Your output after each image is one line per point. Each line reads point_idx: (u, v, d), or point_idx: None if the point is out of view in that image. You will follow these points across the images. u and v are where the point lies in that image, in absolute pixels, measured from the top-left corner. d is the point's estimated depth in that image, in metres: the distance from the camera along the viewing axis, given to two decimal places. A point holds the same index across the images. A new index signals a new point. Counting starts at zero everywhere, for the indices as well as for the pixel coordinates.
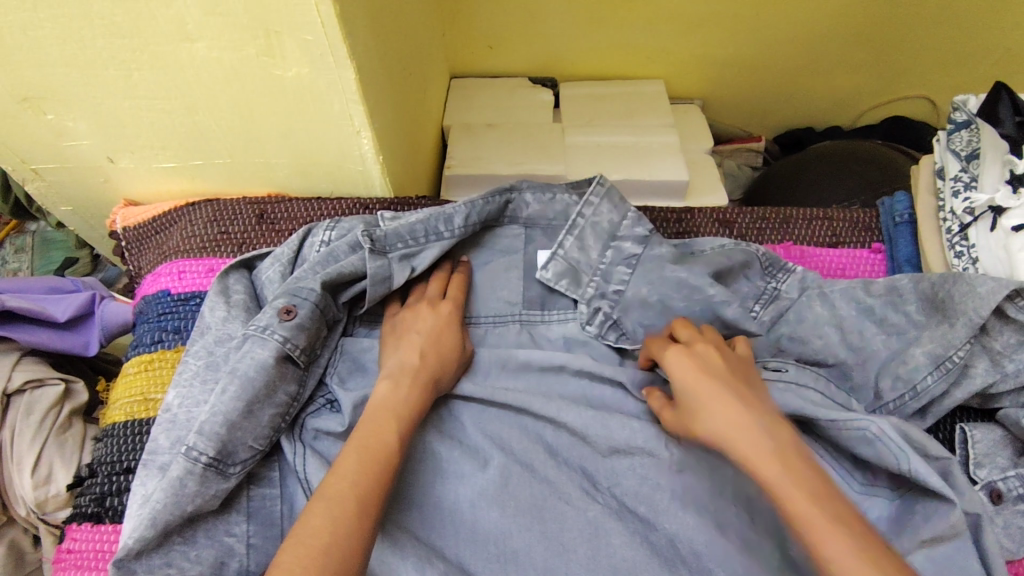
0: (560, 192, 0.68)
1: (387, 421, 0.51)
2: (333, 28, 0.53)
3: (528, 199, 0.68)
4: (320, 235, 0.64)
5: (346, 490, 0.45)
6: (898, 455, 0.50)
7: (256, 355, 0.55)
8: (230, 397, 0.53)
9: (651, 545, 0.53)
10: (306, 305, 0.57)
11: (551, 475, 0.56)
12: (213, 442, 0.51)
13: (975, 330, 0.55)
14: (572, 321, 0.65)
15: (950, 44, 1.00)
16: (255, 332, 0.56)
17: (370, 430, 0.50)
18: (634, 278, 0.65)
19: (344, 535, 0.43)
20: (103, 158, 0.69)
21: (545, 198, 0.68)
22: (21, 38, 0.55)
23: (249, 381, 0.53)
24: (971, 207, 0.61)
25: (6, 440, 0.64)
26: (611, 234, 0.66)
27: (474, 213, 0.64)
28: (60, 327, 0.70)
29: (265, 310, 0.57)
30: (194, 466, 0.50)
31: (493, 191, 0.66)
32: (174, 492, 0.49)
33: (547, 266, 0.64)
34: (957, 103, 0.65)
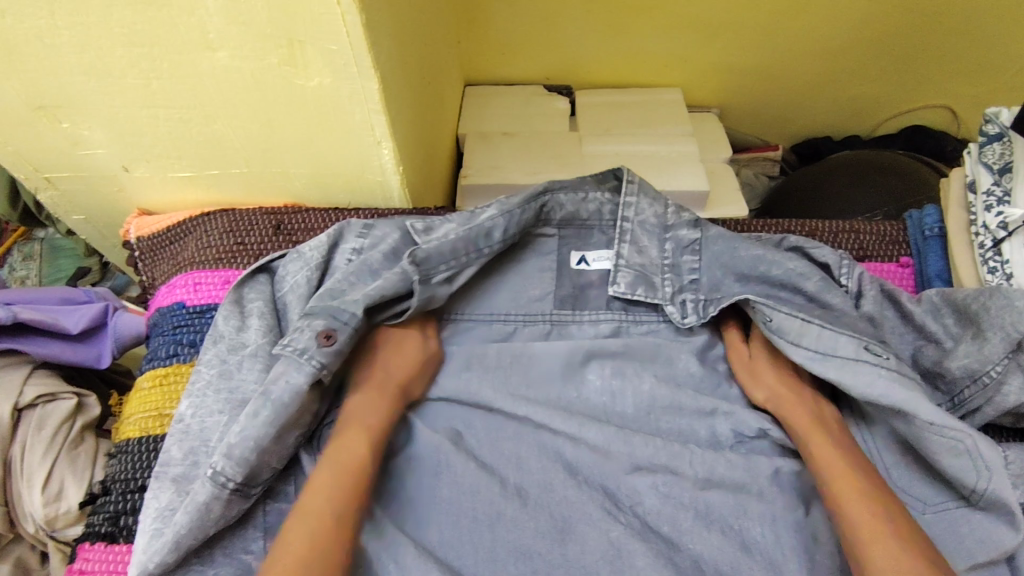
0: (592, 191, 0.67)
1: (361, 432, 0.51)
2: (358, 37, 0.51)
3: (562, 200, 0.66)
4: (350, 243, 0.63)
5: (323, 503, 0.46)
6: (976, 474, 0.50)
7: (290, 380, 0.51)
8: (263, 417, 0.50)
9: (675, 565, 0.50)
10: (346, 330, 0.54)
11: (571, 496, 0.54)
12: (241, 468, 0.49)
13: (1014, 347, 0.54)
14: (605, 322, 0.64)
15: (974, 51, 0.99)
16: (290, 353, 0.53)
17: (342, 442, 0.50)
18: (704, 263, 0.64)
19: (330, 546, 0.44)
20: (118, 167, 0.68)
21: (579, 198, 0.67)
22: (38, 46, 0.54)
23: (283, 407, 0.51)
24: (1005, 222, 0.59)
25: (16, 456, 0.62)
26: (663, 227, 0.66)
27: (512, 220, 0.63)
28: (72, 338, 0.69)
29: (302, 331, 0.53)
30: (222, 492, 0.48)
31: (528, 197, 0.64)
32: (198, 517, 0.48)
33: (617, 280, 0.63)
34: (988, 115, 0.63)
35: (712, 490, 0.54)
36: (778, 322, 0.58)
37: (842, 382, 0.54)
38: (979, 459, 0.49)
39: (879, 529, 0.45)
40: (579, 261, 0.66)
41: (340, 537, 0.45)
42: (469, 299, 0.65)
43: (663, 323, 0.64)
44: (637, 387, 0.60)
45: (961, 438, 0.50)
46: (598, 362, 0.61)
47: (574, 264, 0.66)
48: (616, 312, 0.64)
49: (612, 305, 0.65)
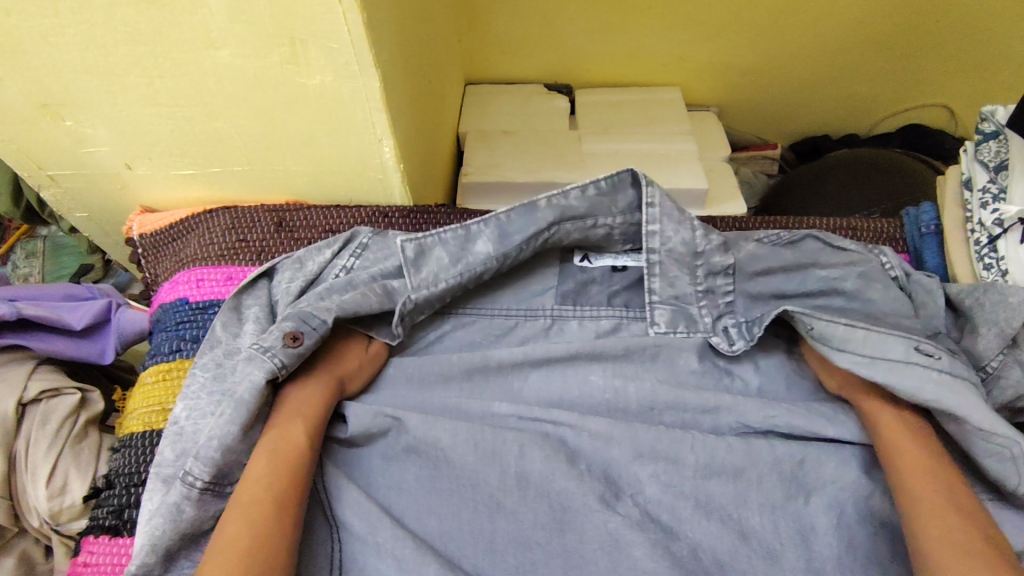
0: (603, 220, 0.64)
1: (294, 421, 0.52)
2: (359, 36, 0.52)
3: (568, 229, 0.63)
4: (343, 259, 0.64)
5: (258, 492, 0.47)
6: (1016, 479, 0.49)
7: (253, 378, 0.52)
8: (224, 420, 0.51)
9: (674, 556, 0.51)
10: (314, 334, 0.55)
11: (573, 486, 0.54)
12: (208, 467, 0.50)
13: (1008, 341, 0.55)
14: (605, 318, 0.64)
15: (971, 51, 1.00)
16: (257, 352, 0.54)
17: (278, 433, 0.51)
18: (737, 285, 0.64)
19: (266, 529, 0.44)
20: (121, 165, 0.69)
21: (587, 226, 0.63)
22: (42, 45, 0.55)
23: (244, 406, 0.51)
24: (1000, 219, 0.60)
25: (20, 450, 0.63)
26: (693, 253, 0.64)
27: (505, 261, 0.63)
28: (75, 334, 0.69)
29: (271, 330, 0.55)
30: (190, 492, 0.49)
31: (532, 238, 0.62)
32: (172, 518, 0.49)
33: (657, 319, 0.62)
34: (985, 113, 0.64)
35: (711, 482, 0.54)
36: (818, 330, 0.58)
37: (890, 385, 0.53)
38: (1021, 467, 0.49)
39: (948, 530, 0.45)
40: (582, 259, 0.67)
41: (275, 520, 0.45)
42: (470, 294, 0.66)
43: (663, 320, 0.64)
44: (637, 380, 0.60)
45: (1005, 445, 0.49)
46: (598, 357, 0.62)
47: (577, 262, 0.67)
48: (616, 309, 0.65)
49: (612, 301, 0.65)
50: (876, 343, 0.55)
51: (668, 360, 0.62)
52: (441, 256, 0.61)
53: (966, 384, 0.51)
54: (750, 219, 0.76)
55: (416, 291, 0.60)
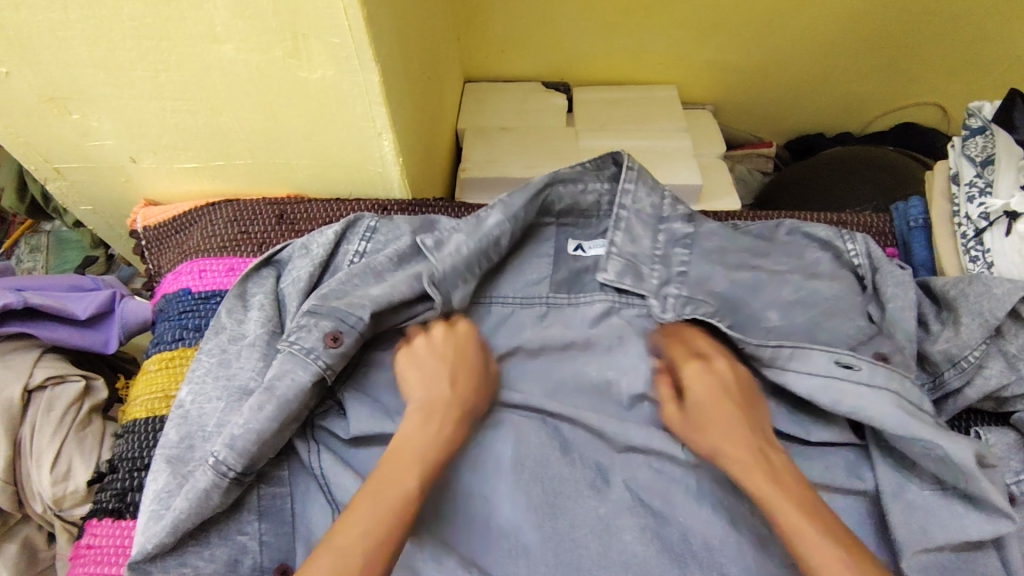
0: (592, 183, 0.68)
1: (414, 462, 0.49)
2: (359, 30, 0.53)
3: (560, 193, 0.68)
4: (353, 245, 0.65)
5: (356, 540, 0.44)
6: (956, 477, 0.51)
7: (296, 377, 0.53)
8: (263, 414, 0.52)
9: (663, 539, 0.52)
10: (352, 333, 0.56)
11: (564, 473, 0.55)
12: (243, 458, 0.51)
13: (991, 332, 0.56)
14: (598, 303, 0.64)
15: (963, 51, 1.01)
16: (296, 353, 0.55)
17: (394, 471, 0.48)
18: (694, 256, 0.66)
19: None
20: (126, 158, 0.70)
21: (578, 189, 0.68)
22: (50, 39, 0.56)
23: (286, 404, 0.53)
24: (986, 212, 0.62)
25: (25, 436, 0.64)
26: (658, 218, 0.67)
27: (516, 226, 0.64)
28: (80, 324, 0.71)
29: (310, 332, 0.55)
30: (222, 481, 0.50)
31: (532, 194, 0.65)
32: (198, 504, 0.50)
33: (606, 268, 0.64)
34: (971, 109, 0.65)
35: (702, 468, 0.56)
36: (749, 351, 0.58)
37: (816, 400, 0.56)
38: (957, 469, 0.50)
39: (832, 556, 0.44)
40: (576, 248, 0.68)
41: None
42: None
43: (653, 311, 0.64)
44: (630, 368, 0.61)
45: (930, 447, 0.51)
46: (591, 347, 0.63)
47: (570, 251, 0.68)
48: (609, 295, 0.65)
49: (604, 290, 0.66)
50: (807, 357, 0.57)
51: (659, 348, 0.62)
52: (458, 236, 0.62)
53: (886, 392, 0.54)
54: (742, 214, 0.77)
55: (442, 262, 0.60)
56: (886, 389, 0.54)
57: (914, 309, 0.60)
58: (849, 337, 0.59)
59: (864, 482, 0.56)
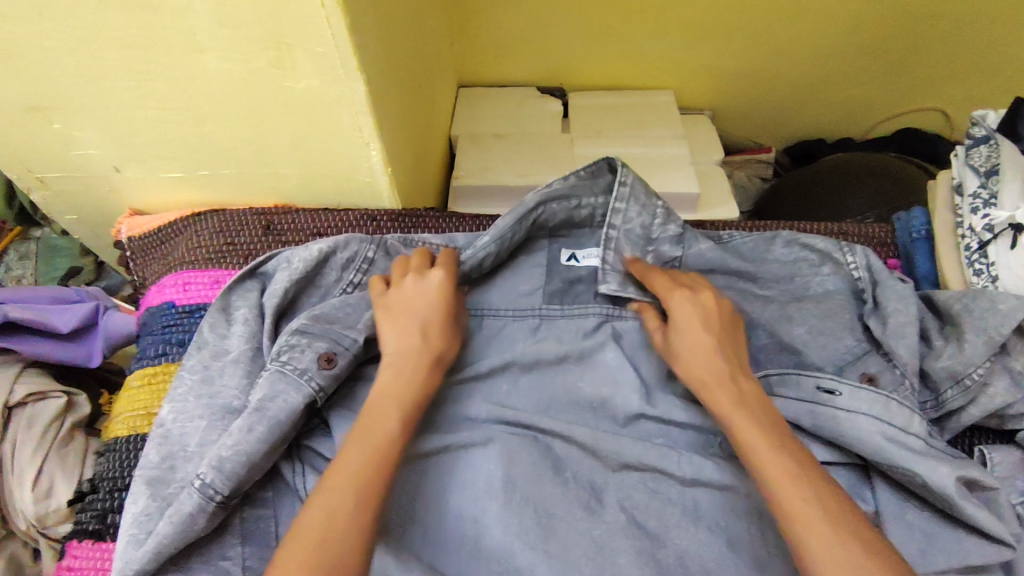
0: (586, 198, 0.67)
1: (392, 406, 0.48)
2: (344, 39, 0.52)
3: (554, 210, 0.66)
4: (342, 258, 0.63)
5: (345, 486, 0.44)
6: (949, 504, 0.49)
7: (288, 399, 0.52)
8: (254, 436, 0.50)
9: (659, 563, 0.50)
10: (346, 355, 0.55)
11: (557, 493, 0.53)
12: (230, 481, 0.49)
13: (996, 349, 0.55)
14: (592, 316, 0.63)
15: (965, 55, 0.99)
16: (289, 373, 0.53)
17: (373, 417, 0.48)
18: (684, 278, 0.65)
19: (343, 532, 0.42)
20: (110, 168, 0.69)
21: (570, 205, 0.66)
22: (28, 48, 0.54)
23: (277, 425, 0.51)
24: (990, 224, 0.59)
25: (6, 453, 0.63)
26: (646, 238, 0.65)
27: (504, 246, 0.63)
28: (63, 338, 0.69)
29: (304, 352, 0.54)
30: (208, 504, 0.48)
31: (523, 213, 0.64)
32: (182, 528, 0.48)
33: (607, 278, 0.63)
34: (975, 118, 0.65)
35: (698, 488, 0.54)
36: None
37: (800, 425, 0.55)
38: (947, 497, 0.49)
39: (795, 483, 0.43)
40: (570, 258, 0.66)
41: (361, 524, 0.42)
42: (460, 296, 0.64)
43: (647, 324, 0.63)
44: (624, 384, 0.59)
45: (911, 473, 0.50)
46: (585, 360, 0.61)
47: (564, 260, 0.66)
48: (602, 307, 0.64)
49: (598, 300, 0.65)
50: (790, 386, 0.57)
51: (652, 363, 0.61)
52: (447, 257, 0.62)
53: (865, 417, 0.53)
54: (738, 224, 0.75)
55: None
56: (864, 414, 0.53)
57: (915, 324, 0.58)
58: (837, 358, 0.60)
59: (867, 503, 0.54)
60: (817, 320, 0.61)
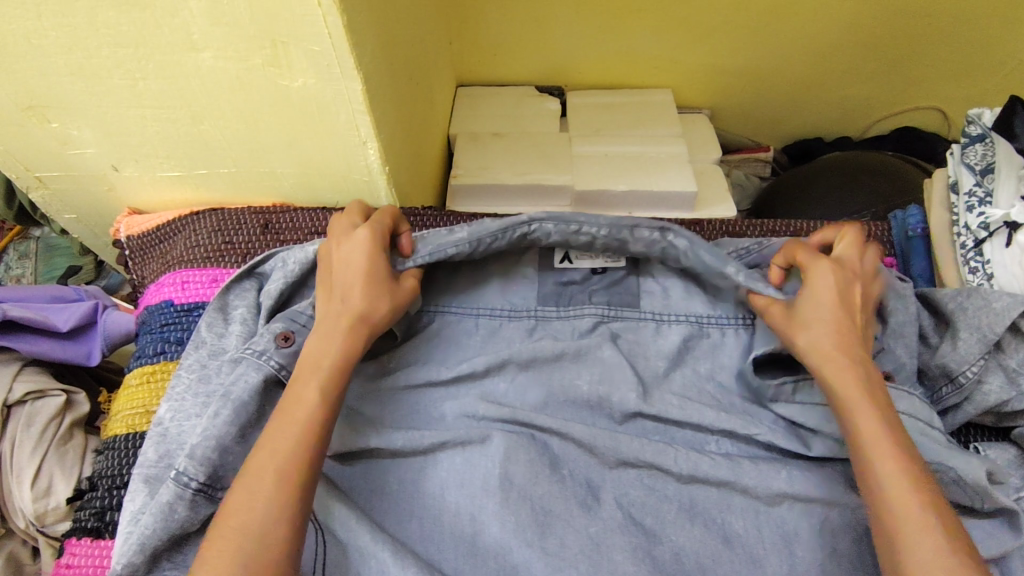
0: (588, 224, 0.59)
1: (311, 377, 0.49)
2: (340, 38, 0.52)
3: (549, 229, 0.60)
4: None
5: (269, 462, 0.45)
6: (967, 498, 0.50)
7: (249, 380, 0.52)
8: (220, 419, 0.50)
9: (655, 560, 0.51)
10: (304, 332, 0.56)
11: (553, 490, 0.53)
12: (204, 466, 0.49)
13: (990, 347, 0.55)
14: (588, 316, 0.63)
15: (962, 54, 0.99)
16: (249, 355, 0.53)
17: (294, 391, 0.49)
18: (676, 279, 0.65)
19: (261, 504, 0.43)
20: (108, 167, 0.69)
21: (569, 229, 0.59)
22: (25, 46, 0.55)
23: (242, 406, 0.51)
24: (986, 222, 0.60)
25: (6, 451, 0.63)
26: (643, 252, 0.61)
27: (478, 246, 0.59)
28: (62, 336, 0.70)
29: (262, 334, 0.55)
30: (184, 491, 0.48)
31: (507, 223, 0.59)
32: (163, 518, 0.48)
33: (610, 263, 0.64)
34: (970, 116, 0.65)
35: (696, 485, 0.54)
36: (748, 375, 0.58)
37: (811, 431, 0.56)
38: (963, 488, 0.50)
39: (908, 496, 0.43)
40: (563, 259, 0.64)
41: (280, 493, 0.44)
42: (458, 294, 0.64)
43: (644, 323, 0.63)
44: (621, 383, 0.59)
45: None
46: (583, 358, 0.61)
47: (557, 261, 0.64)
48: (598, 307, 0.64)
49: (595, 300, 0.65)
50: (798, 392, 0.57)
51: (648, 360, 0.61)
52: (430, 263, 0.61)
53: None
54: (737, 223, 0.76)
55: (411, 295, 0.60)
56: None
57: (914, 325, 0.58)
58: None
59: None
60: None
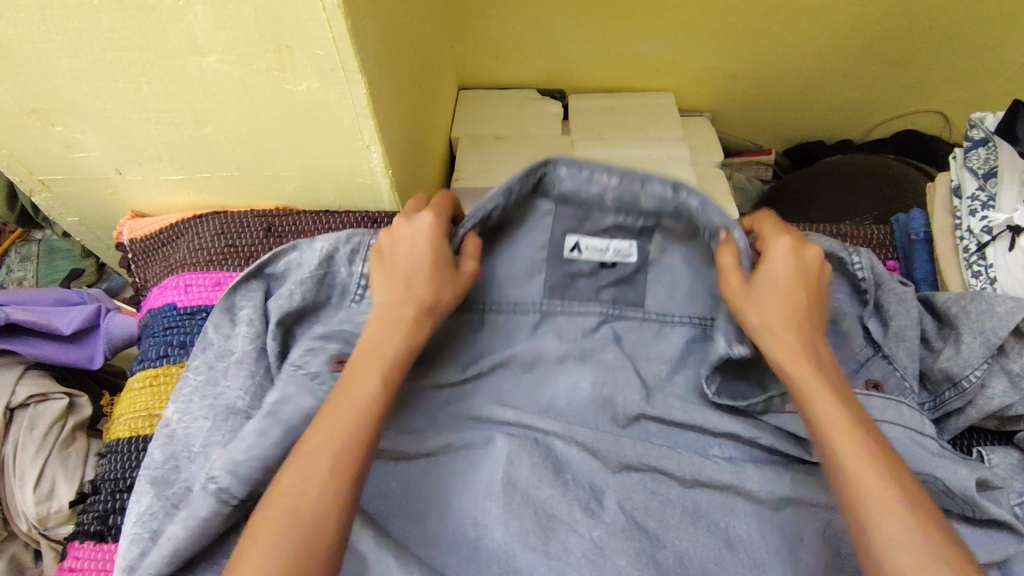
0: (601, 172, 0.56)
1: (372, 367, 0.48)
2: (345, 42, 0.52)
3: (563, 174, 0.57)
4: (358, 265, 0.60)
5: (325, 452, 0.44)
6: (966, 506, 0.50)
7: (303, 401, 0.51)
8: (267, 430, 0.49)
9: (658, 563, 0.50)
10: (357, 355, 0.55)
11: (556, 494, 0.53)
12: (245, 485, 0.48)
13: (993, 350, 0.55)
14: (593, 314, 0.62)
15: (964, 58, 1.00)
16: (302, 375, 0.53)
17: (351, 380, 0.48)
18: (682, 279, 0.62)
19: (319, 493, 0.42)
20: (112, 170, 0.69)
21: (582, 176, 0.56)
22: (30, 50, 0.55)
23: (291, 427, 0.50)
24: (989, 226, 0.60)
25: (9, 454, 0.63)
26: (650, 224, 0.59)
27: (509, 202, 0.57)
28: (65, 340, 0.70)
29: (317, 355, 0.54)
30: (223, 508, 0.47)
31: (527, 167, 0.56)
32: (194, 535, 0.47)
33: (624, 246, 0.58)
34: (974, 120, 0.64)
35: (700, 488, 0.54)
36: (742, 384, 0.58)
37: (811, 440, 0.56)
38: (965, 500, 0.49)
39: (874, 474, 0.43)
40: (572, 249, 0.59)
41: (336, 483, 0.43)
42: None
43: (649, 322, 0.62)
44: (625, 386, 0.59)
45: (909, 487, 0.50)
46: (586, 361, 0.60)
47: (567, 249, 0.59)
48: (604, 306, 0.62)
49: (601, 296, 0.62)
50: None
51: (648, 361, 0.61)
52: None
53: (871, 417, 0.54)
54: None
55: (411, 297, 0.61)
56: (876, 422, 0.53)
57: (916, 328, 0.58)
58: None
59: None
60: None
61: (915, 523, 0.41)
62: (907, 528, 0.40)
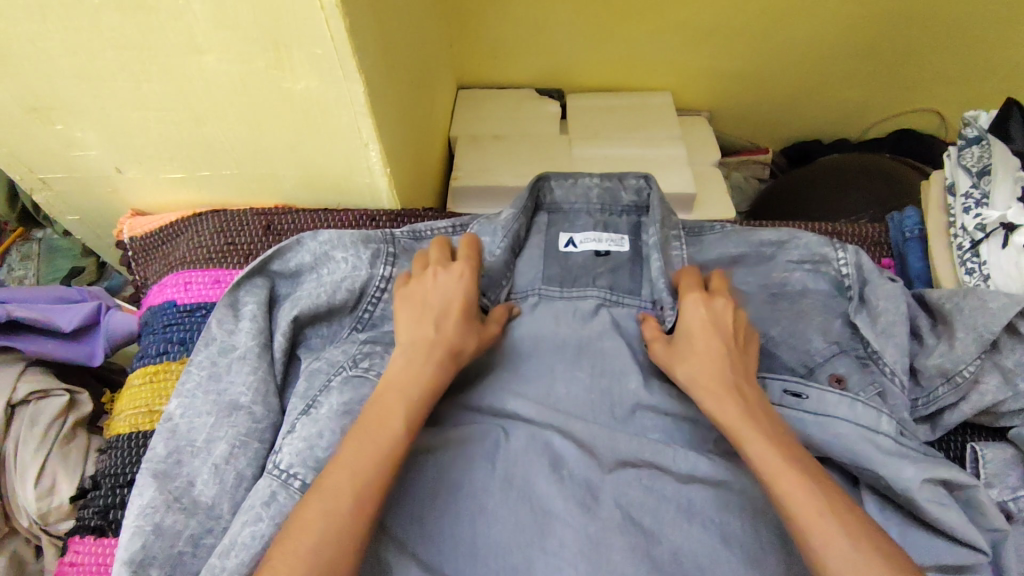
0: (583, 178, 0.72)
1: (396, 405, 0.49)
2: (343, 43, 0.53)
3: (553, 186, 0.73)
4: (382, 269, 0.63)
5: (345, 488, 0.44)
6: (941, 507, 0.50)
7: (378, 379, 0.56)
8: (327, 431, 0.53)
9: (653, 558, 0.50)
10: None
11: (552, 490, 0.53)
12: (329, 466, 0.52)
13: (986, 346, 0.56)
14: (590, 299, 0.66)
15: (960, 57, 1.00)
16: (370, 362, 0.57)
17: (375, 419, 0.48)
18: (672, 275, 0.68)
19: (338, 529, 0.42)
20: (112, 168, 0.69)
21: (569, 184, 0.73)
22: (30, 49, 0.55)
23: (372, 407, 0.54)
24: (982, 224, 0.61)
25: (10, 450, 0.64)
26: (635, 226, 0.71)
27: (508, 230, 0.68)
28: (65, 337, 0.70)
29: None
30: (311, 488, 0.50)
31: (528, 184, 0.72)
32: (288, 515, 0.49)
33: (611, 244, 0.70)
34: (968, 119, 0.65)
35: (696, 484, 0.54)
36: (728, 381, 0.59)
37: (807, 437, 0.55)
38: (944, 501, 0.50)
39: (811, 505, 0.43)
40: (567, 244, 0.70)
41: (355, 517, 0.43)
42: None
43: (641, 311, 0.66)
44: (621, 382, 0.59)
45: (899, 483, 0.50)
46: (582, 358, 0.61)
47: (562, 245, 0.70)
48: (601, 291, 0.67)
49: (597, 283, 0.68)
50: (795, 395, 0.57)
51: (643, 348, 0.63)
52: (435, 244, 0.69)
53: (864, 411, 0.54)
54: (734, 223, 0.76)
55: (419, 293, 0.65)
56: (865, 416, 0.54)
57: (904, 323, 0.59)
58: (813, 357, 0.61)
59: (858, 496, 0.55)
60: (810, 318, 0.62)
61: (855, 548, 0.40)
62: (848, 553, 0.40)
